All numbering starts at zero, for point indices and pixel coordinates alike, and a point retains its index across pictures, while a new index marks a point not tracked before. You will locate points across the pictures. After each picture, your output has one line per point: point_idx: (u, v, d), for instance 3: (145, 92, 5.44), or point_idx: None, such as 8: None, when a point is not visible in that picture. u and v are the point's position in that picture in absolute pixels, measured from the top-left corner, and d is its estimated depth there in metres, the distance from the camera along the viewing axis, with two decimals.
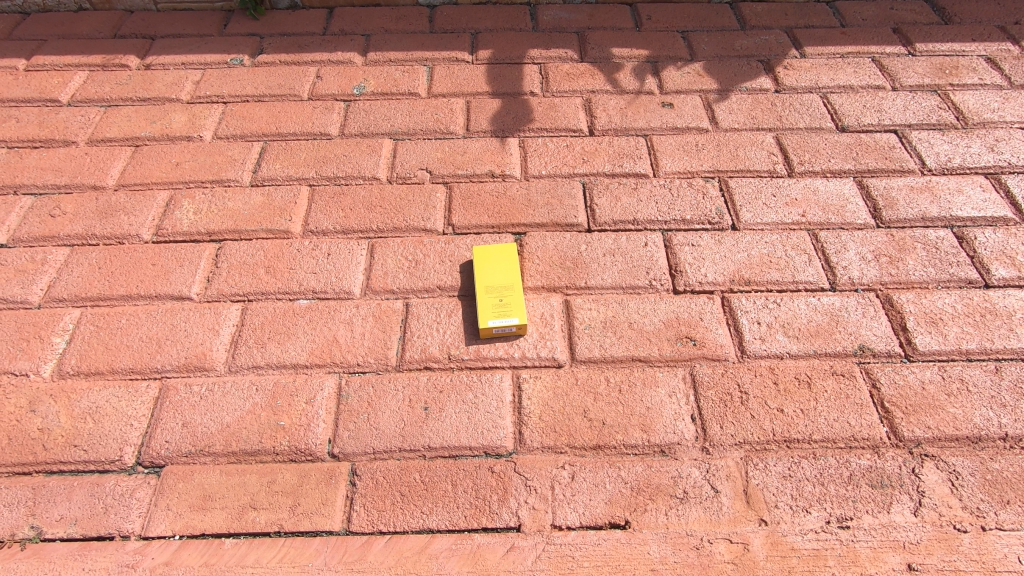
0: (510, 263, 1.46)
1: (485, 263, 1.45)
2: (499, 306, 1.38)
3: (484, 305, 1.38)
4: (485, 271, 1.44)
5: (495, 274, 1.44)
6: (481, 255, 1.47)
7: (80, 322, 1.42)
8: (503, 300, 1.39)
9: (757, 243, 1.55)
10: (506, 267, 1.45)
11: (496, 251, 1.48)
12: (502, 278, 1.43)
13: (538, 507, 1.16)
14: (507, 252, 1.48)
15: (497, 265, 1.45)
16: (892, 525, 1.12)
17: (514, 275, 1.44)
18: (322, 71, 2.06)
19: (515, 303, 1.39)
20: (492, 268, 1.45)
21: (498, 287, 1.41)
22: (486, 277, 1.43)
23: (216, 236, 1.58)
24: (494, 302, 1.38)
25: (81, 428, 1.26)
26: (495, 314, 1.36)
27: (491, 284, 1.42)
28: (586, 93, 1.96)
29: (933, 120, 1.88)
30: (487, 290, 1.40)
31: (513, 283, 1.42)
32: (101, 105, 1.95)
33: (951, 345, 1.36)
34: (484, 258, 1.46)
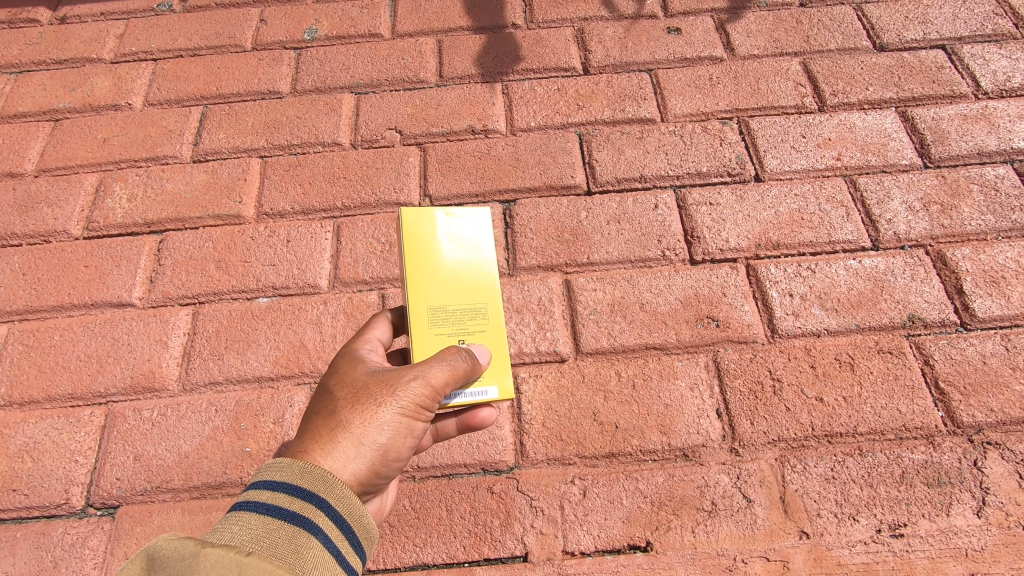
0: (474, 247, 0.95)
1: (416, 248, 0.91)
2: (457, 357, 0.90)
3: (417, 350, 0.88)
4: (414, 268, 0.90)
5: (441, 274, 0.91)
6: (407, 230, 0.92)
7: (7, 341, 1.23)
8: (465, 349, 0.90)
9: (786, 196, 1.33)
10: (464, 260, 0.93)
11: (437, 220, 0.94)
12: (458, 290, 0.92)
13: (547, 531, 1.01)
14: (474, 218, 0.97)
15: (444, 260, 0.92)
16: (952, 531, 0.98)
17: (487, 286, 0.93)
18: (265, 12, 1.74)
19: (498, 358, 0.91)
20: (431, 263, 0.91)
21: (446, 309, 0.90)
22: (417, 285, 0.90)
23: (156, 227, 1.36)
24: (438, 341, 0.89)
25: (20, 469, 1.10)
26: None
27: (432, 301, 0.90)
28: (576, 22, 1.66)
29: (988, 30, 1.58)
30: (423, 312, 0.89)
31: (479, 306, 0.92)
32: (12, 73, 1.66)
33: (1015, 309, 1.17)
34: (413, 236, 0.92)
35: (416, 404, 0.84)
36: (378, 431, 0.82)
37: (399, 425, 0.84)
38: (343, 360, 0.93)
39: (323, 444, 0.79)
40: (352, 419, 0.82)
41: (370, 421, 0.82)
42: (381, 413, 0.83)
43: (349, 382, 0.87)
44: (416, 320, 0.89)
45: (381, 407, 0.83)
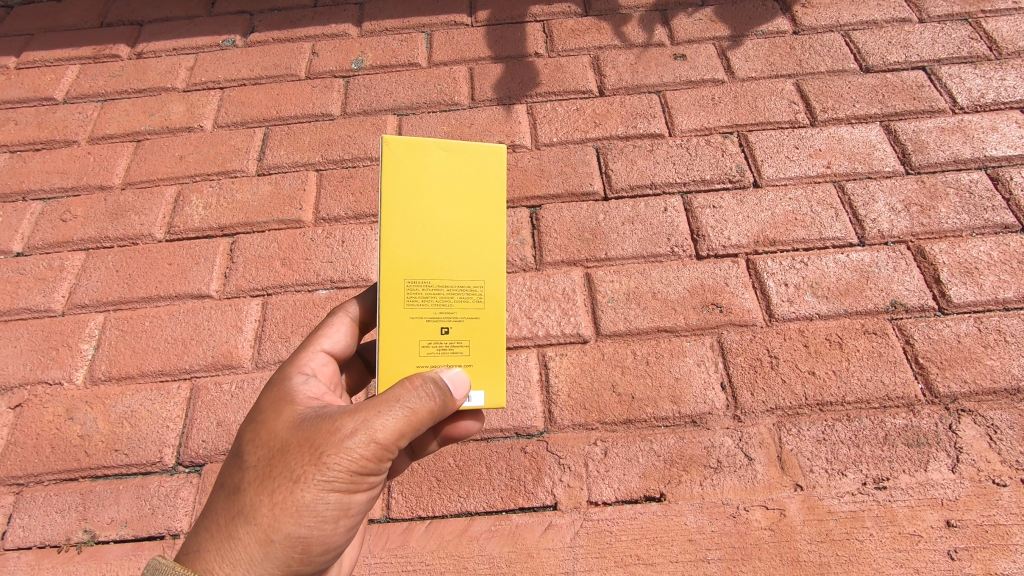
0: (474, 198, 0.91)
1: (400, 194, 0.89)
2: (441, 326, 0.89)
3: (394, 315, 0.87)
4: (395, 218, 0.88)
5: (430, 227, 0.89)
6: (389, 172, 0.88)
7: (105, 327, 1.43)
8: (452, 319, 0.89)
9: (782, 200, 1.50)
10: (459, 210, 0.90)
11: (428, 157, 0.90)
12: (448, 247, 0.89)
13: (573, 484, 1.17)
14: (480, 160, 0.92)
15: (434, 211, 0.89)
16: (929, 483, 1.12)
17: (485, 243, 0.90)
18: (317, 46, 1.97)
19: (490, 333, 0.91)
20: (416, 213, 0.88)
21: (431, 268, 0.88)
22: (398, 236, 0.88)
23: (228, 230, 1.56)
24: (420, 305, 0.88)
25: (120, 433, 1.29)
26: (425, 347, 0.88)
27: (416, 258, 0.88)
28: (593, 50, 1.87)
29: (964, 52, 1.76)
30: (404, 270, 0.87)
31: (474, 266, 0.90)
32: (98, 100, 1.90)
33: (987, 295, 1.32)
34: (396, 179, 0.88)
35: (343, 471, 0.81)
36: (293, 516, 0.80)
37: (321, 498, 0.81)
38: (271, 403, 0.89)
39: (227, 540, 0.77)
40: (265, 499, 0.79)
41: (288, 500, 0.79)
42: (300, 491, 0.80)
43: (270, 442, 0.83)
44: (395, 282, 0.87)
45: (298, 484, 0.80)
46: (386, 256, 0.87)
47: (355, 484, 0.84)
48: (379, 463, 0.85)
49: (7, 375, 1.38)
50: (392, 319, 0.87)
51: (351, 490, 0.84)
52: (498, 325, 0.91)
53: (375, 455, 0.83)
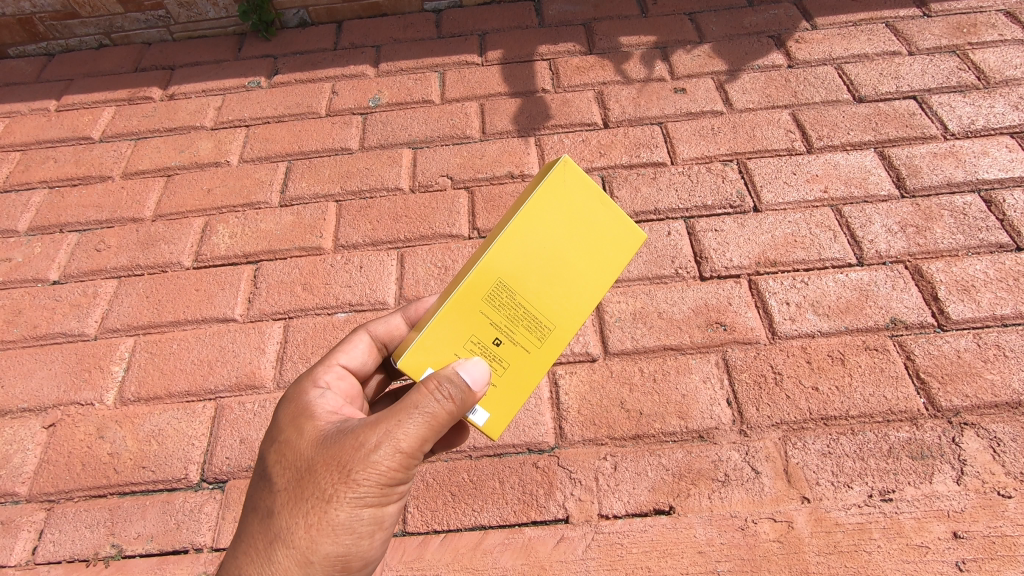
0: (598, 258, 0.95)
1: (540, 208, 0.91)
2: (496, 337, 0.93)
3: (468, 302, 0.91)
4: (528, 229, 0.91)
5: (544, 252, 0.92)
6: (553, 186, 0.91)
7: (135, 350, 1.50)
8: (509, 339, 0.93)
9: (781, 223, 1.56)
10: (577, 257, 0.94)
11: (587, 194, 0.93)
12: (547, 280, 0.93)
13: (584, 498, 1.20)
14: (622, 242, 0.96)
15: (559, 244, 0.93)
16: (934, 495, 1.14)
17: (580, 300, 0.95)
18: (337, 86, 2.10)
19: (527, 374, 0.95)
20: (542, 235, 0.92)
21: (520, 288, 0.92)
22: (517, 242, 0.91)
23: (252, 258, 1.65)
24: (492, 307, 0.92)
25: (148, 451, 1.34)
26: (471, 342, 0.92)
27: (517, 270, 0.91)
28: (597, 86, 1.97)
29: (953, 82, 1.84)
30: (501, 272, 0.91)
31: (557, 315, 0.94)
32: (131, 139, 2.02)
33: (985, 311, 1.36)
34: (549, 195, 0.91)
35: (374, 485, 0.86)
36: (331, 534, 0.85)
37: (354, 512, 0.86)
38: (294, 420, 0.93)
39: (268, 564, 0.83)
40: (302, 521, 0.84)
41: (322, 520, 0.85)
42: (333, 509, 0.85)
43: (298, 462, 0.87)
44: (490, 279, 0.90)
45: (331, 503, 0.85)
46: (497, 250, 0.90)
47: (387, 493, 0.89)
48: (406, 471, 0.89)
49: (42, 396, 1.44)
50: (466, 303, 0.90)
51: (383, 500, 0.89)
52: (537, 373, 0.96)
53: (403, 463, 0.87)
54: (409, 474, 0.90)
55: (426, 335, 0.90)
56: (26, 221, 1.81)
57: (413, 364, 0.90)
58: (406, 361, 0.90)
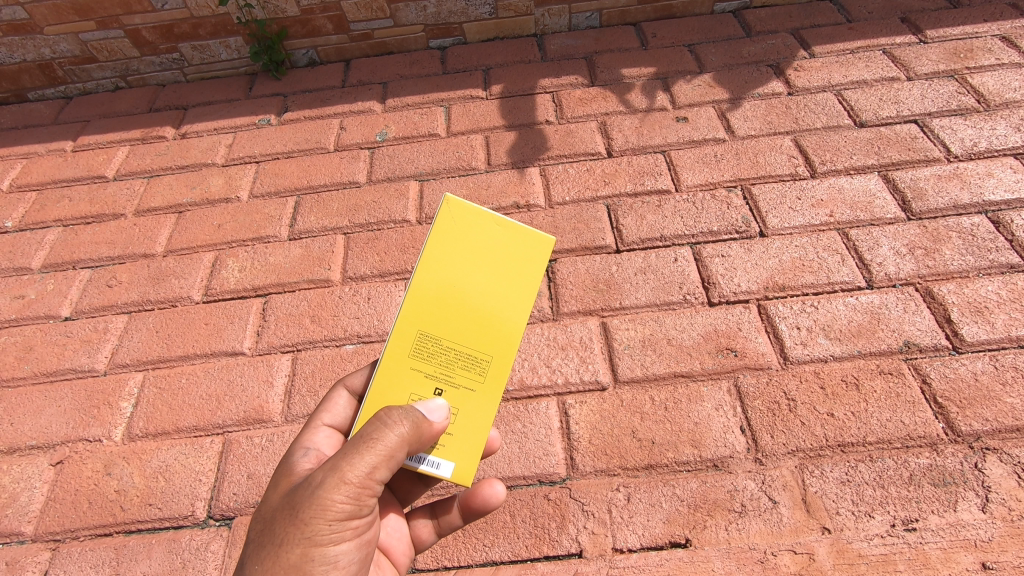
0: (514, 274, 1.01)
1: (450, 243, 1.00)
2: (438, 381, 1.00)
3: (404, 352, 0.99)
4: (433, 273, 1.00)
5: (464, 282, 1.00)
6: (443, 229, 1.00)
7: (144, 386, 1.50)
8: (447, 383, 1.00)
9: (788, 247, 1.56)
10: (498, 278, 1.01)
11: (478, 222, 1.01)
12: (465, 314, 1.00)
13: (598, 531, 1.17)
14: (528, 250, 1.02)
15: (475, 271, 1.01)
16: (960, 524, 1.10)
17: (509, 323, 1.01)
18: (345, 122, 2.14)
19: (478, 416, 1.00)
20: (452, 265, 1.00)
21: (449, 329, 1.00)
22: (435, 280, 1.00)
23: (261, 291, 1.66)
24: (427, 351, 1.00)
25: (155, 487, 1.33)
26: (415, 392, 0.99)
27: (441, 308, 1.00)
28: (600, 116, 2.01)
29: (953, 106, 1.86)
30: (426, 315, 1.00)
31: (492, 341, 1.00)
32: (144, 177, 2.06)
33: (1001, 333, 1.34)
34: (443, 237, 1.00)
35: (324, 519, 0.86)
36: None
37: (306, 552, 0.85)
38: (270, 481, 0.98)
39: None
40: (258, 566, 0.83)
41: (276, 562, 0.83)
42: (287, 551, 0.84)
43: (264, 514, 0.90)
44: (409, 331, 1.00)
45: (283, 544, 0.84)
46: (418, 295, 1.00)
47: (341, 530, 0.89)
48: (358, 505, 0.89)
49: (50, 433, 1.44)
50: (400, 356, 0.99)
51: (338, 537, 0.89)
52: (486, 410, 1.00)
53: (352, 496, 0.88)
54: (363, 508, 0.90)
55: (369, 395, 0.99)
56: (40, 258, 1.84)
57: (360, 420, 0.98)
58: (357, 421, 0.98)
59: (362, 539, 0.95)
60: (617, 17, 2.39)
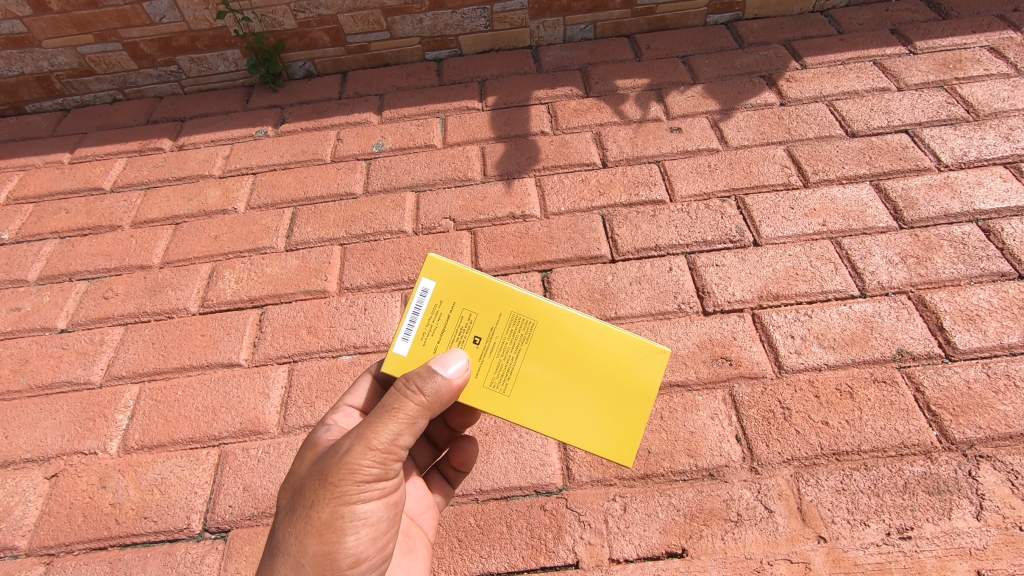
0: (595, 425, 0.99)
1: (650, 357, 1.00)
2: (486, 340, 0.98)
3: (506, 306, 0.98)
4: (593, 335, 0.99)
5: (574, 360, 0.99)
6: (634, 345, 1.00)
7: (140, 398, 1.50)
8: (485, 352, 0.98)
9: (781, 256, 1.57)
10: (591, 405, 0.99)
11: (640, 379, 1.00)
12: (561, 365, 0.99)
13: (594, 541, 1.17)
14: (626, 418, 0.99)
15: (592, 378, 0.99)
16: (955, 532, 1.11)
17: (554, 408, 0.98)
18: (342, 133, 2.16)
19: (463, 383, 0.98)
20: (590, 352, 0.99)
21: (527, 354, 0.98)
22: (572, 329, 0.99)
23: (258, 302, 1.66)
24: (507, 330, 0.98)
25: (150, 500, 1.33)
26: (470, 318, 0.98)
27: (547, 342, 0.99)
28: (594, 127, 2.03)
29: (943, 116, 1.89)
30: (544, 327, 0.99)
31: (525, 405, 0.98)
32: (141, 189, 2.07)
33: (992, 341, 1.36)
34: (625, 345, 0.99)
35: (351, 482, 0.90)
36: (318, 535, 0.88)
37: (335, 512, 0.89)
38: (299, 452, 1.02)
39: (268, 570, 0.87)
40: (293, 528, 0.89)
41: (307, 523, 0.88)
42: (317, 511, 0.89)
43: (295, 480, 0.94)
44: (540, 312, 0.99)
45: (314, 506, 0.89)
46: (560, 319, 0.99)
47: (370, 491, 0.93)
48: (385, 469, 0.93)
49: (45, 446, 1.44)
50: (501, 298, 0.98)
51: (367, 499, 0.93)
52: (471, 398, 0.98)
53: (377, 460, 0.92)
54: (389, 471, 0.94)
55: (468, 273, 0.99)
56: (36, 270, 1.84)
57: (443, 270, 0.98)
58: (443, 261, 0.99)
59: (392, 501, 0.98)
60: (611, 29, 2.41)
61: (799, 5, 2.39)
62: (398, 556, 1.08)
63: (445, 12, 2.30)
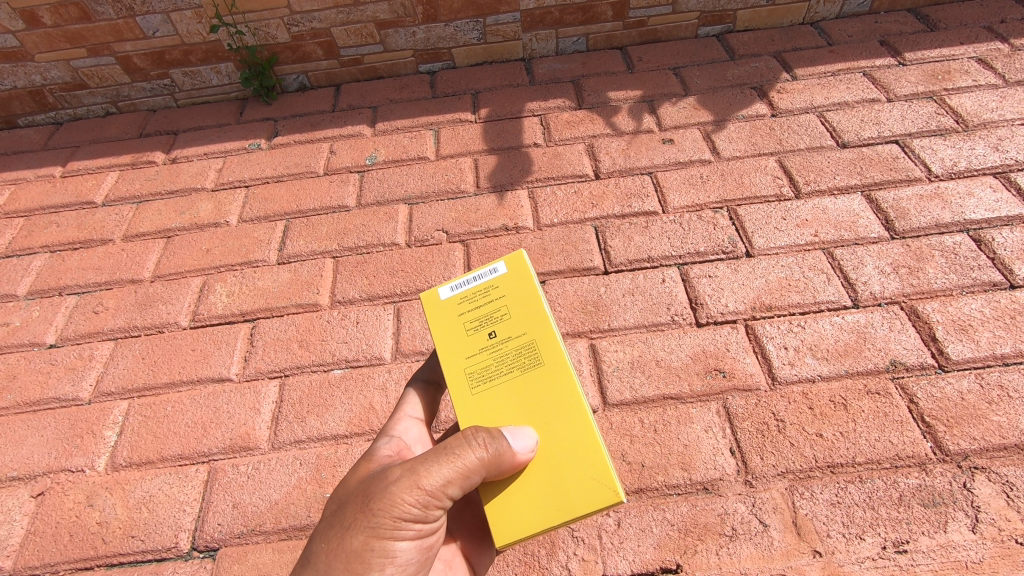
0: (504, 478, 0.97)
1: (599, 474, 0.94)
2: (499, 336, 1.04)
3: (536, 333, 1.03)
4: (573, 426, 0.98)
5: (543, 413, 0.99)
6: (595, 467, 0.95)
7: (129, 414, 1.48)
8: (490, 346, 1.04)
9: (774, 267, 1.57)
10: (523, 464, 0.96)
11: (570, 487, 0.94)
12: (531, 413, 0.99)
13: (588, 558, 1.16)
14: (521, 500, 0.95)
15: (540, 441, 0.97)
16: (950, 545, 1.10)
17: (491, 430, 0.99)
18: (335, 146, 2.16)
19: (453, 342, 1.06)
20: (558, 423, 0.98)
21: (512, 375, 1.02)
22: (563, 393, 1.00)
23: (249, 316, 1.65)
24: (518, 348, 1.03)
25: (138, 518, 1.31)
26: (504, 314, 1.05)
27: (534, 383, 1.01)
28: (587, 138, 2.03)
29: (932, 126, 1.90)
30: (547, 371, 1.01)
31: (473, 405, 1.01)
32: (133, 202, 2.06)
33: (985, 351, 1.35)
34: (588, 459, 0.95)
35: (391, 516, 0.89)
36: (347, 561, 0.87)
37: (368, 542, 0.88)
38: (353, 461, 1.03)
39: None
40: (326, 545, 0.88)
41: (340, 544, 0.88)
42: (351, 535, 0.88)
43: (342, 496, 0.96)
44: (554, 363, 1.01)
45: (350, 529, 0.89)
46: (561, 378, 1.00)
47: (403, 536, 0.91)
48: (425, 512, 0.91)
49: (32, 464, 1.42)
50: (538, 321, 1.04)
51: (402, 541, 0.91)
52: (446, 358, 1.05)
53: (422, 502, 0.91)
54: (431, 517, 0.93)
55: (535, 286, 1.06)
56: (26, 285, 1.82)
57: (522, 267, 1.08)
58: (528, 265, 1.08)
59: (423, 546, 0.96)
60: (603, 42, 2.43)
61: (788, 17, 2.41)
62: None
63: (438, 25, 2.31)
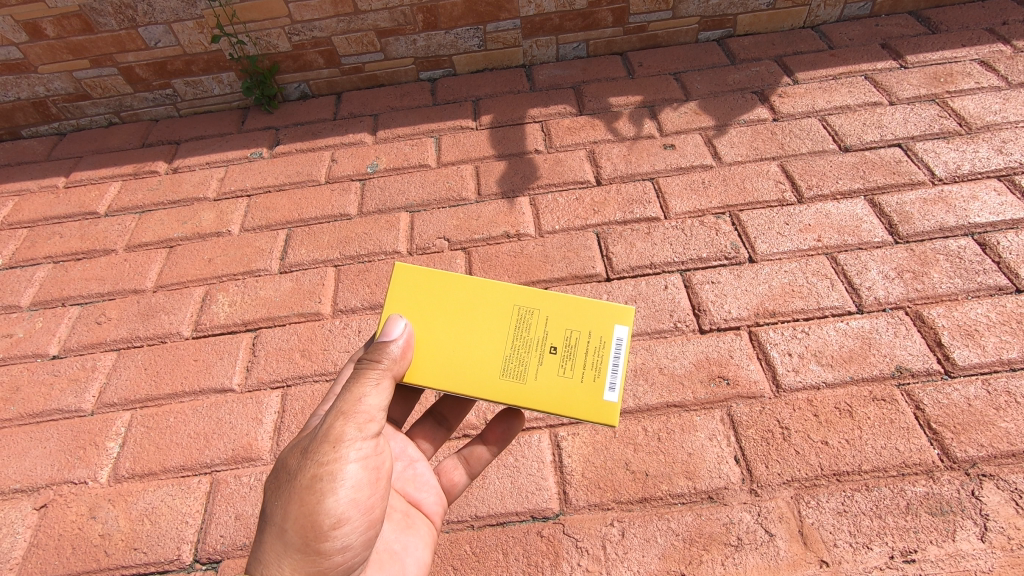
0: (440, 287, 1.11)
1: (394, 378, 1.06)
2: (547, 355, 1.07)
3: (523, 395, 1.04)
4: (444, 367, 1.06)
5: (471, 351, 1.07)
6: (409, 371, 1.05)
7: (131, 425, 1.48)
8: (541, 346, 1.07)
9: (777, 273, 1.56)
10: (440, 314, 1.09)
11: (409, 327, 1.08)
12: (471, 344, 1.07)
13: (592, 568, 1.15)
14: (412, 289, 1.10)
15: (449, 334, 1.08)
16: (959, 554, 1.09)
17: (473, 307, 1.10)
18: (336, 154, 2.16)
19: (573, 318, 1.09)
20: (454, 360, 1.06)
21: (501, 349, 1.07)
22: (472, 379, 1.05)
23: (251, 325, 1.65)
24: (522, 367, 1.06)
25: (140, 530, 1.30)
26: (564, 371, 1.06)
27: (491, 363, 1.07)
28: (588, 145, 2.03)
29: (935, 129, 1.89)
30: (491, 378, 1.05)
31: (505, 309, 1.10)
32: (136, 212, 2.07)
33: (991, 356, 1.34)
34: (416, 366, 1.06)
35: (330, 444, 0.93)
36: (300, 498, 0.90)
37: (317, 474, 0.91)
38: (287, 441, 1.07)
39: (259, 544, 0.90)
40: (278, 501, 0.91)
41: (291, 488, 0.91)
42: (297, 478, 0.91)
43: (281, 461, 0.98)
44: (491, 389, 1.05)
45: (295, 475, 0.91)
46: (480, 384, 1.05)
47: (349, 454, 0.95)
48: (360, 429, 0.96)
49: (35, 476, 1.42)
50: (541, 394, 1.04)
51: (348, 461, 0.94)
52: (574, 303, 1.09)
53: (355, 423, 0.95)
54: (367, 431, 0.97)
55: (568, 412, 1.04)
56: (28, 296, 1.83)
57: (604, 411, 1.04)
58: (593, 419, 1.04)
59: (375, 467, 1.00)
60: (603, 47, 2.43)
61: (789, 21, 2.41)
62: (397, 530, 1.10)
63: (438, 33, 2.32)
